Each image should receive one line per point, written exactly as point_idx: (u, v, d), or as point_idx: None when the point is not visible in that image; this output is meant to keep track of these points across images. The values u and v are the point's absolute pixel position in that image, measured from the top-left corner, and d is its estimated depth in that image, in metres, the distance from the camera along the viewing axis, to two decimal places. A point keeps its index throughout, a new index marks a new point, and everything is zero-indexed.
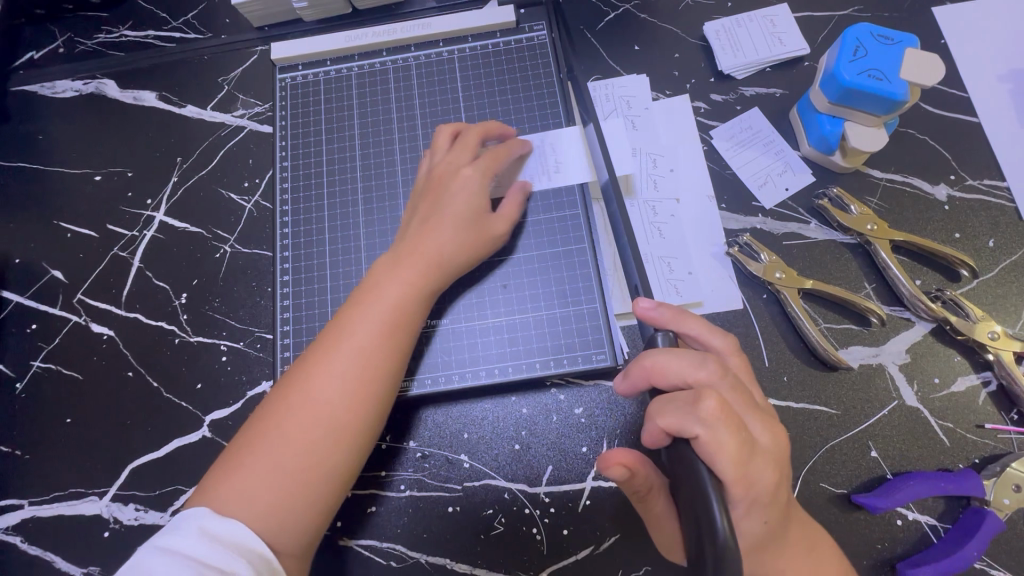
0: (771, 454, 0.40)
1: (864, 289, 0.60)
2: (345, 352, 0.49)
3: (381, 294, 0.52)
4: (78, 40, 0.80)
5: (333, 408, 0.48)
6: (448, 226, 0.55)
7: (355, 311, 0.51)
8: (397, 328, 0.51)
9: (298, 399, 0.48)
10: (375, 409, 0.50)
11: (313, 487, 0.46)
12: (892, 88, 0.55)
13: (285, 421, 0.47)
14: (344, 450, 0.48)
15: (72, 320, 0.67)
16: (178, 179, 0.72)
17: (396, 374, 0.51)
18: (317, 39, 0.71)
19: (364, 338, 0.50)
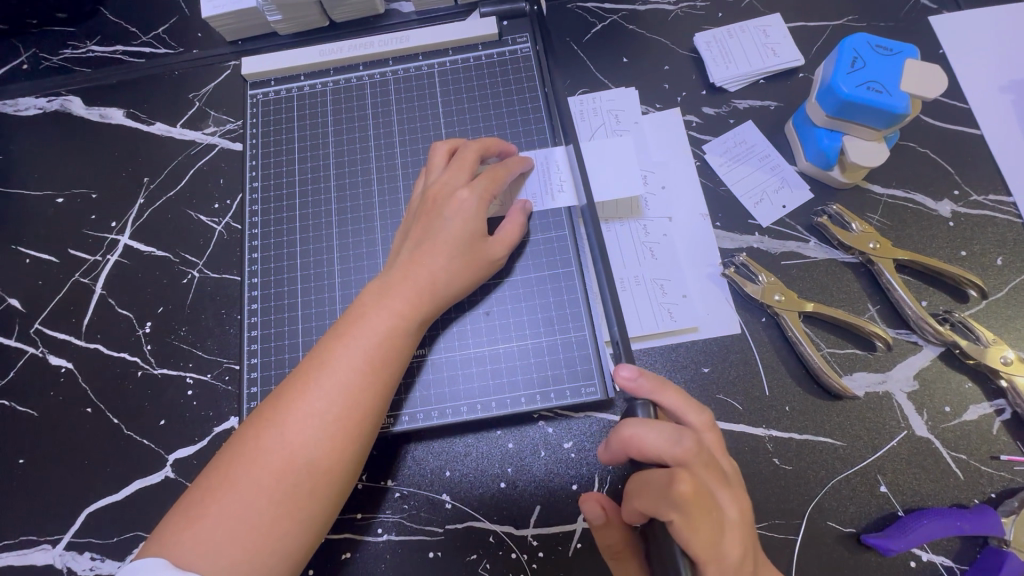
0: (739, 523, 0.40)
1: (867, 311, 0.57)
2: (325, 390, 0.45)
3: (368, 326, 0.48)
4: (44, 56, 0.77)
5: (311, 452, 0.44)
6: (441, 253, 0.51)
7: (339, 343, 0.48)
8: (384, 363, 0.48)
9: (272, 440, 0.44)
10: (356, 452, 0.46)
11: (284, 538, 0.43)
12: (893, 101, 0.52)
13: (256, 465, 0.43)
14: (320, 498, 0.44)
15: (28, 351, 0.63)
16: (144, 201, 0.68)
17: (380, 412, 0.48)
18: (292, 54, 0.68)
19: (348, 374, 0.46)
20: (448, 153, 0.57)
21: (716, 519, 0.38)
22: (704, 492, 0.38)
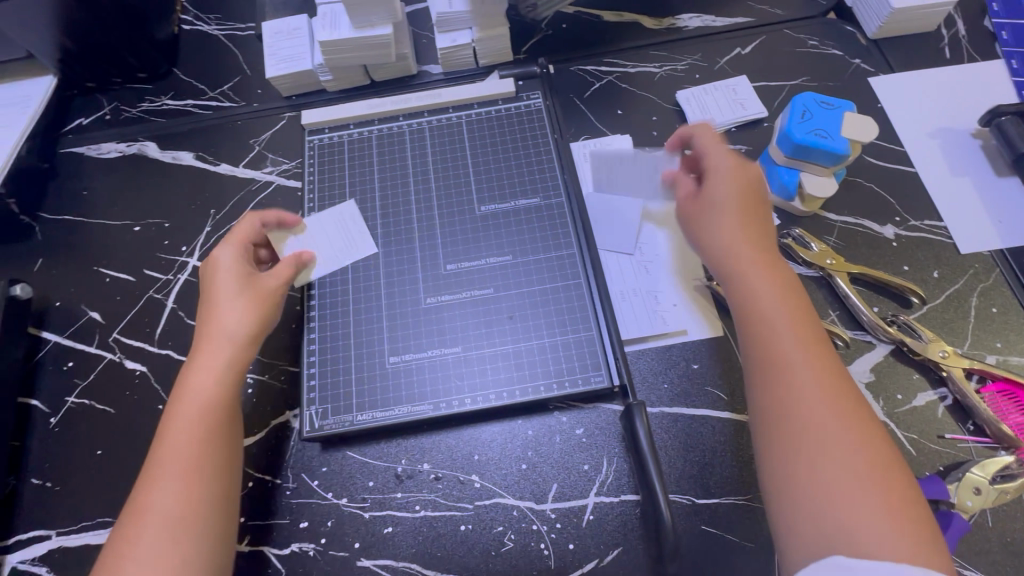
0: (774, 281, 0.57)
1: (829, 316, 0.68)
2: (177, 444, 0.54)
3: (195, 386, 0.58)
4: (124, 108, 0.90)
5: (178, 497, 0.52)
6: (227, 304, 0.62)
7: (175, 407, 0.57)
8: (224, 407, 0.57)
9: (145, 497, 0.52)
10: (218, 481, 0.54)
11: (183, 567, 0.50)
12: (835, 144, 0.65)
13: (144, 519, 0.51)
14: (207, 528, 0.52)
15: (106, 357, 0.72)
16: (211, 229, 0.80)
17: (224, 450, 0.56)
18: (343, 107, 0.82)
19: (189, 425, 0.55)
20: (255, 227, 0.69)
21: (726, 202, 0.61)
22: (724, 198, 0.61)
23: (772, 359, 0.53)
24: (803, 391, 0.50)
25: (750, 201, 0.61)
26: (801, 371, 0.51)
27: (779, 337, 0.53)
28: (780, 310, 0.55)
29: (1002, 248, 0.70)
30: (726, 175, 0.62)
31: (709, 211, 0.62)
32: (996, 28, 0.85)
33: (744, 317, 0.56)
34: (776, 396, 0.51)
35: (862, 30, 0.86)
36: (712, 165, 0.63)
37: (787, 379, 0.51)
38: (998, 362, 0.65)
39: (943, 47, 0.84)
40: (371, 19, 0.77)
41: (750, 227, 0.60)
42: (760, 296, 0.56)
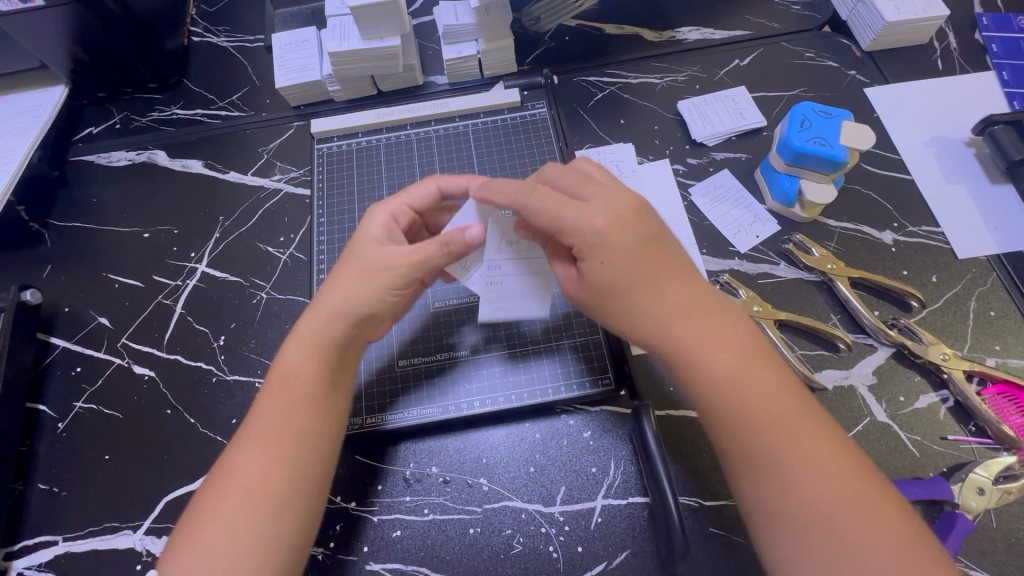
0: (727, 351, 0.50)
1: (831, 320, 0.69)
2: (269, 416, 0.54)
3: (292, 360, 0.56)
4: (133, 117, 0.91)
5: (259, 471, 0.52)
6: (336, 284, 0.58)
7: (256, 414, 0.55)
8: (314, 386, 0.56)
9: (230, 465, 0.53)
10: (302, 457, 0.54)
11: (259, 539, 0.50)
12: (834, 151, 0.67)
13: (226, 487, 0.52)
14: (286, 505, 0.52)
15: (115, 362, 0.73)
16: (219, 235, 0.80)
17: (299, 459, 0.54)
18: (351, 116, 0.83)
19: (279, 400, 0.55)
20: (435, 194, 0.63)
21: (643, 275, 0.51)
22: (626, 283, 0.51)
23: (751, 447, 0.48)
24: (791, 467, 0.47)
25: (662, 271, 0.51)
26: (786, 456, 0.47)
27: (753, 427, 0.48)
28: (750, 393, 0.49)
29: (999, 253, 0.71)
30: (608, 250, 0.50)
31: (620, 294, 0.51)
32: (987, 41, 0.87)
33: (700, 399, 0.50)
34: (767, 487, 0.47)
35: (857, 43, 0.89)
36: (580, 238, 0.51)
37: (772, 469, 0.47)
38: (998, 365, 0.66)
39: (936, 59, 0.86)
40: (380, 30, 0.78)
41: (689, 296, 0.51)
42: (713, 377, 0.49)
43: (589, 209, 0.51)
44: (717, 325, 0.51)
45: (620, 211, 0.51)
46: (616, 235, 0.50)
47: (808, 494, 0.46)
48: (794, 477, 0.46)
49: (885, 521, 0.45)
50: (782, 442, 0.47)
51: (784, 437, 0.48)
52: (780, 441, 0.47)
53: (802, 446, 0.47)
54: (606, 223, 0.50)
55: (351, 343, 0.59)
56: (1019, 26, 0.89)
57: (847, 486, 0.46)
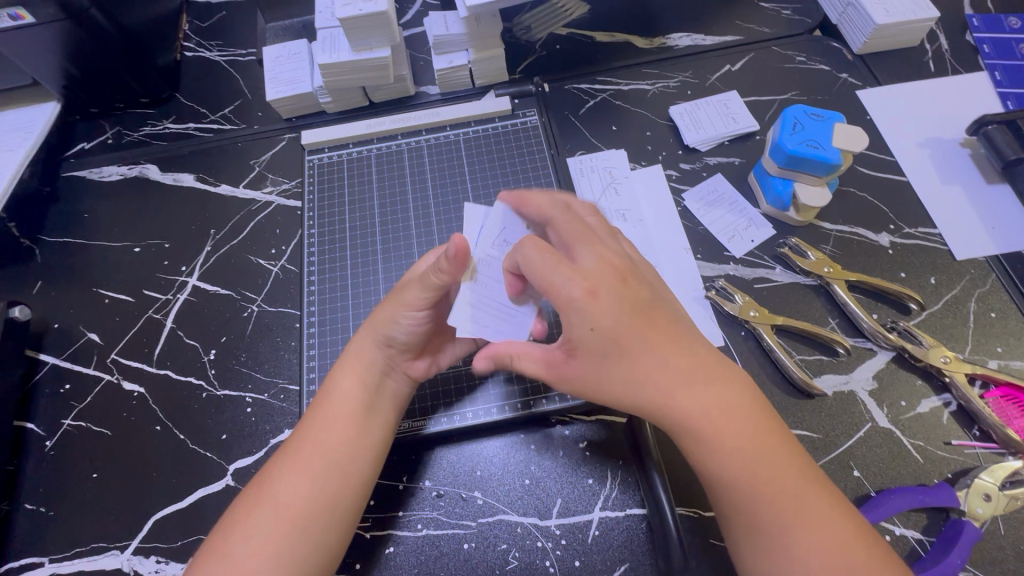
0: (721, 411, 0.49)
1: (829, 324, 0.68)
2: (313, 436, 0.56)
3: (340, 387, 0.58)
4: (126, 132, 0.92)
5: (293, 489, 0.53)
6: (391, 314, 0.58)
7: (298, 437, 0.57)
8: (356, 409, 0.57)
9: (268, 480, 0.54)
10: (337, 478, 0.55)
11: (286, 555, 0.50)
12: (827, 154, 0.66)
13: (259, 502, 0.53)
14: (317, 524, 0.52)
15: (104, 379, 0.72)
16: (211, 249, 0.80)
17: (336, 481, 0.54)
18: (342, 127, 0.83)
19: (323, 421, 0.57)
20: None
21: (634, 338, 0.49)
22: (608, 353, 0.49)
23: (744, 510, 0.48)
24: (780, 523, 0.47)
25: (642, 333, 0.49)
26: (781, 521, 0.47)
27: (753, 490, 0.48)
28: (744, 459, 0.48)
29: (997, 254, 0.70)
30: (591, 314, 0.48)
31: (618, 354, 0.49)
32: (978, 42, 0.87)
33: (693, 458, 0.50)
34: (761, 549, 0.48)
35: (848, 46, 0.88)
36: (563, 305, 0.49)
37: (765, 532, 0.47)
38: (1000, 367, 0.64)
39: (927, 60, 0.86)
40: (370, 42, 0.78)
41: (685, 364, 0.50)
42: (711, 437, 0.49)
43: (573, 273, 0.49)
44: (720, 389, 0.50)
45: (601, 279, 0.50)
46: (597, 300, 0.49)
47: (804, 561, 0.46)
48: (789, 541, 0.46)
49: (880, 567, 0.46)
50: (776, 504, 0.47)
51: (776, 499, 0.47)
52: (774, 503, 0.47)
53: (798, 507, 0.47)
54: (584, 285, 0.49)
55: (391, 372, 0.61)
56: (1011, 27, 0.88)
57: (845, 546, 0.46)
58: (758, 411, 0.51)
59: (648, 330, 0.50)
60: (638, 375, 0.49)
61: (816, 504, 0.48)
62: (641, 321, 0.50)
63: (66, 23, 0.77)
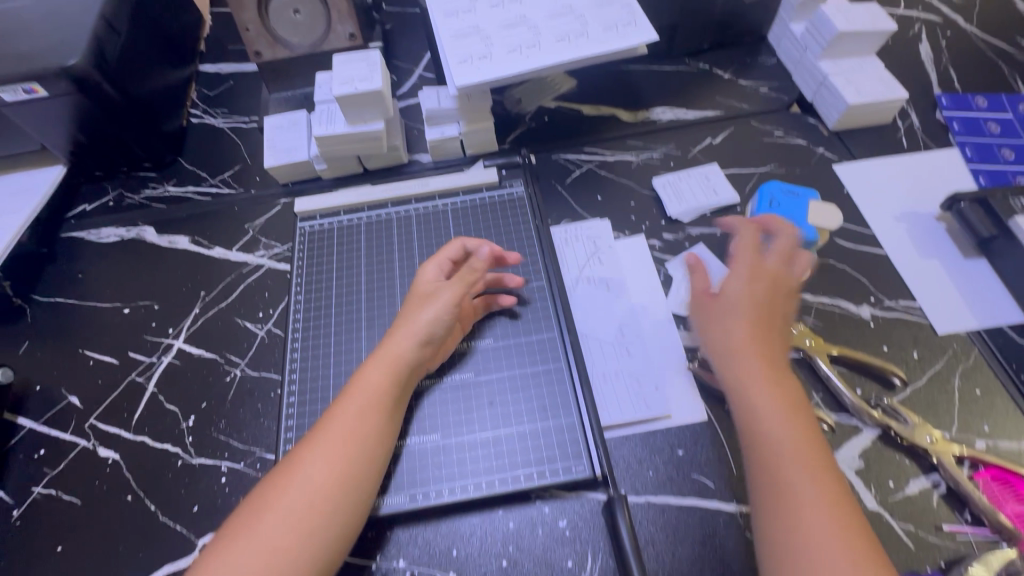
0: (778, 398, 0.59)
1: (813, 398, 0.67)
2: (337, 425, 0.58)
3: (368, 378, 0.61)
4: (127, 195, 0.95)
5: (322, 473, 0.55)
6: (430, 310, 0.64)
7: (332, 418, 0.59)
8: (380, 404, 0.60)
9: (296, 463, 0.56)
10: (360, 465, 0.57)
11: (307, 538, 0.53)
12: (807, 231, 0.71)
13: (285, 485, 0.55)
14: (338, 515, 0.55)
15: (80, 444, 0.71)
16: (199, 311, 0.81)
17: (363, 467, 0.57)
18: (335, 196, 0.85)
19: (353, 410, 0.59)
20: (463, 251, 0.72)
21: (757, 307, 0.64)
22: (744, 309, 0.64)
23: (784, 483, 0.54)
24: (805, 504, 0.52)
25: (763, 314, 0.64)
26: (805, 502, 0.52)
27: (791, 466, 0.54)
28: (789, 437, 0.56)
29: (978, 328, 0.71)
30: (764, 280, 0.66)
31: (757, 313, 0.64)
32: (948, 120, 0.91)
33: (747, 428, 0.58)
34: (783, 521, 0.52)
35: (823, 122, 0.92)
36: (761, 267, 0.67)
37: (796, 510, 0.52)
38: (988, 447, 0.63)
39: (900, 137, 0.90)
40: (365, 115, 0.82)
41: (759, 353, 0.61)
42: (764, 408, 0.58)
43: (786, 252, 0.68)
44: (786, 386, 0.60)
45: (779, 268, 0.67)
46: (775, 280, 0.66)
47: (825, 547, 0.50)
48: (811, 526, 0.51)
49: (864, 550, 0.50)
50: (809, 487, 0.53)
51: (812, 481, 0.53)
52: (807, 484, 0.53)
53: (820, 493, 0.53)
54: (777, 263, 0.67)
55: (420, 367, 0.64)
56: (978, 106, 0.93)
57: (847, 528, 0.51)
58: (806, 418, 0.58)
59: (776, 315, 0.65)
60: (740, 333, 0.63)
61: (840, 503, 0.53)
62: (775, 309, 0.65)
63: (78, 96, 0.81)
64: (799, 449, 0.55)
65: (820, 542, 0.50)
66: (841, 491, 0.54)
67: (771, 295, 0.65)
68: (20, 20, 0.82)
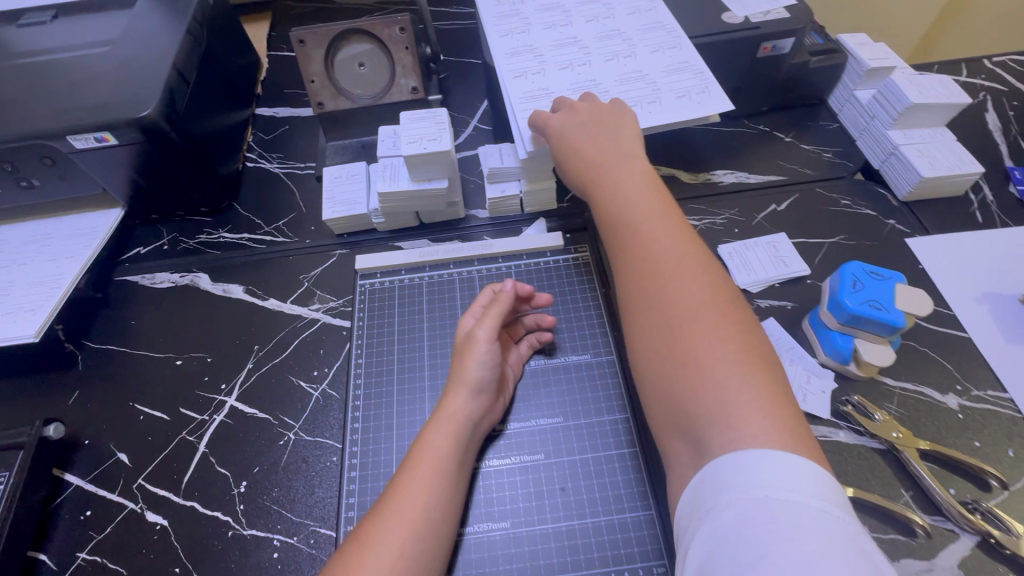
0: (643, 216, 0.64)
1: (902, 496, 0.63)
2: (408, 494, 0.55)
3: (435, 444, 0.59)
4: (182, 239, 0.94)
5: (395, 547, 0.51)
6: (474, 357, 0.64)
7: (404, 484, 0.56)
8: (447, 471, 0.57)
9: (367, 540, 0.52)
10: (430, 538, 0.54)
11: None
12: (892, 316, 0.65)
13: (358, 565, 0.50)
14: None
15: (127, 507, 0.68)
16: (252, 366, 0.79)
17: (431, 538, 0.54)
18: (396, 254, 0.84)
19: (420, 475, 0.56)
20: (491, 294, 0.73)
21: (593, 137, 0.72)
22: (576, 137, 0.72)
23: (648, 295, 0.58)
24: (673, 310, 0.55)
25: (598, 141, 0.72)
26: (675, 312, 0.55)
27: (654, 279, 0.58)
28: (645, 248, 0.61)
29: None
30: (592, 124, 0.74)
31: (591, 144, 0.72)
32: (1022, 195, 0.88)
33: (615, 248, 0.65)
34: (646, 308, 0.58)
35: (892, 192, 0.90)
36: (580, 108, 0.75)
37: (667, 319, 0.55)
38: None
39: (974, 211, 0.87)
40: (429, 173, 0.82)
41: (600, 171, 0.70)
42: (627, 225, 0.64)
43: (584, 101, 0.77)
44: (649, 205, 0.65)
45: (602, 108, 0.75)
46: (603, 116, 0.74)
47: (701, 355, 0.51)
48: (684, 332, 0.54)
49: (759, 377, 0.49)
50: (678, 301, 0.56)
51: (675, 285, 0.57)
52: (668, 290, 0.57)
53: (687, 298, 0.56)
54: (599, 108, 0.75)
55: (481, 425, 0.63)
56: None
57: (708, 293, 0.56)
58: (676, 228, 0.62)
59: (611, 137, 0.73)
60: (591, 167, 0.71)
61: (727, 318, 0.54)
62: (611, 134, 0.73)
63: (144, 145, 0.81)
64: (664, 261, 0.59)
65: (685, 320, 0.54)
66: (695, 259, 0.59)
67: (607, 121, 0.74)
68: (95, 70, 0.84)
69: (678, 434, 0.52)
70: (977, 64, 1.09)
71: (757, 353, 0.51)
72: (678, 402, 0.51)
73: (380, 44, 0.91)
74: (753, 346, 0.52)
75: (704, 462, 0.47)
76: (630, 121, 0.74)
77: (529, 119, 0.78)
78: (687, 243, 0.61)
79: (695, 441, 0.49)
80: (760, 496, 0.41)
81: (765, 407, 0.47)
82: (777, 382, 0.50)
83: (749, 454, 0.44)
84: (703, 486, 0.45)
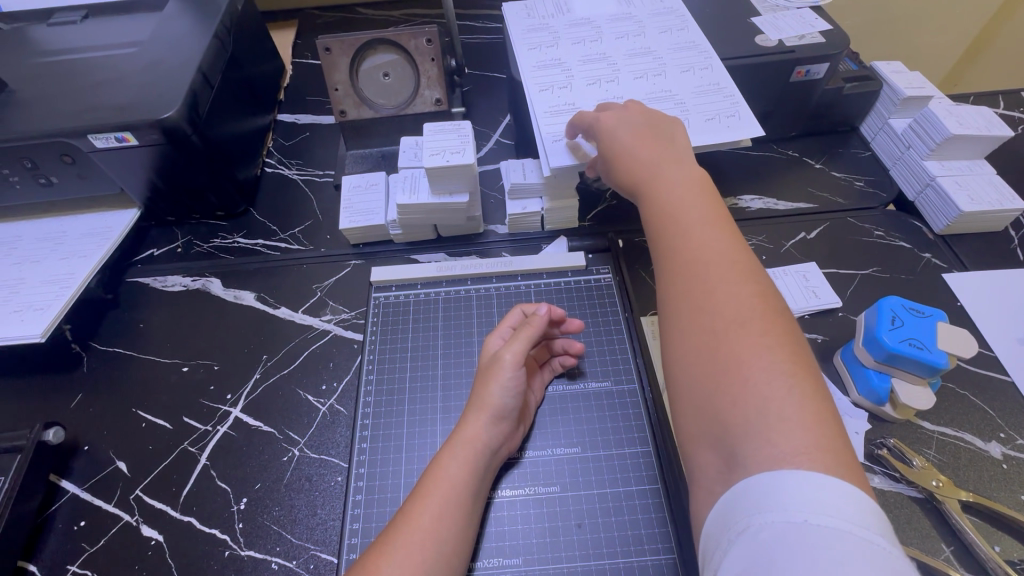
0: (690, 215, 0.60)
1: (942, 551, 0.59)
2: (420, 524, 0.51)
3: (449, 471, 0.56)
4: (196, 242, 0.93)
5: None
6: (500, 378, 0.61)
7: (415, 513, 0.52)
8: (460, 502, 0.54)
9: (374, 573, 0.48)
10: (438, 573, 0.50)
11: None
12: (934, 356, 0.61)
13: None
14: None
15: (122, 519, 0.66)
16: (259, 377, 0.76)
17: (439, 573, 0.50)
18: (413, 268, 0.82)
19: (433, 505, 0.53)
20: (521, 316, 0.70)
21: (642, 136, 0.70)
22: (624, 134, 0.70)
23: (693, 293, 0.54)
24: (717, 311, 0.52)
25: (645, 139, 0.70)
26: (721, 313, 0.51)
27: (699, 277, 0.55)
28: (693, 247, 0.58)
29: None
30: (641, 124, 0.71)
31: (638, 141, 0.69)
32: None
33: (658, 246, 0.61)
34: (687, 306, 0.54)
35: (928, 225, 0.87)
36: (632, 110, 0.74)
37: (712, 319, 0.51)
38: None
39: (1015, 248, 0.83)
40: (450, 187, 0.79)
41: (645, 168, 0.67)
42: (672, 223, 0.61)
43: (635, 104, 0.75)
44: (703, 206, 0.61)
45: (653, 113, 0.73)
46: (655, 119, 0.72)
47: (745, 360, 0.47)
48: (728, 333, 0.50)
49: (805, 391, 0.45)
50: (727, 302, 0.52)
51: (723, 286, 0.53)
52: (715, 289, 0.53)
53: (734, 300, 0.52)
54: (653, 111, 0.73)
55: (500, 452, 0.60)
56: None
57: (759, 301, 0.52)
58: (727, 233, 0.58)
59: (661, 139, 0.70)
60: (638, 164, 0.68)
61: (776, 327, 0.50)
62: (659, 135, 0.70)
63: (165, 147, 0.80)
64: (712, 263, 0.55)
65: (730, 321, 0.50)
66: (745, 266, 0.55)
67: (659, 126, 0.71)
68: (122, 71, 0.83)
69: (709, 444, 0.47)
70: (1013, 97, 1.06)
71: (805, 367, 0.47)
72: (714, 408, 0.47)
73: (406, 55, 0.90)
74: (801, 359, 0.48)
75: (736, 478, 0.43)
76: (684, 133, 0.71)
77: (568, 124, 0.77)
78: (738, 250, 0.57)
79: (729, 452, 0.45)
80: (797, 520, 0.38)
81: (811, 429, 0.43)
82: (824, 398, 0.45)
83: (791, 476, 0.40)
84: (735, 505, 0.42)
